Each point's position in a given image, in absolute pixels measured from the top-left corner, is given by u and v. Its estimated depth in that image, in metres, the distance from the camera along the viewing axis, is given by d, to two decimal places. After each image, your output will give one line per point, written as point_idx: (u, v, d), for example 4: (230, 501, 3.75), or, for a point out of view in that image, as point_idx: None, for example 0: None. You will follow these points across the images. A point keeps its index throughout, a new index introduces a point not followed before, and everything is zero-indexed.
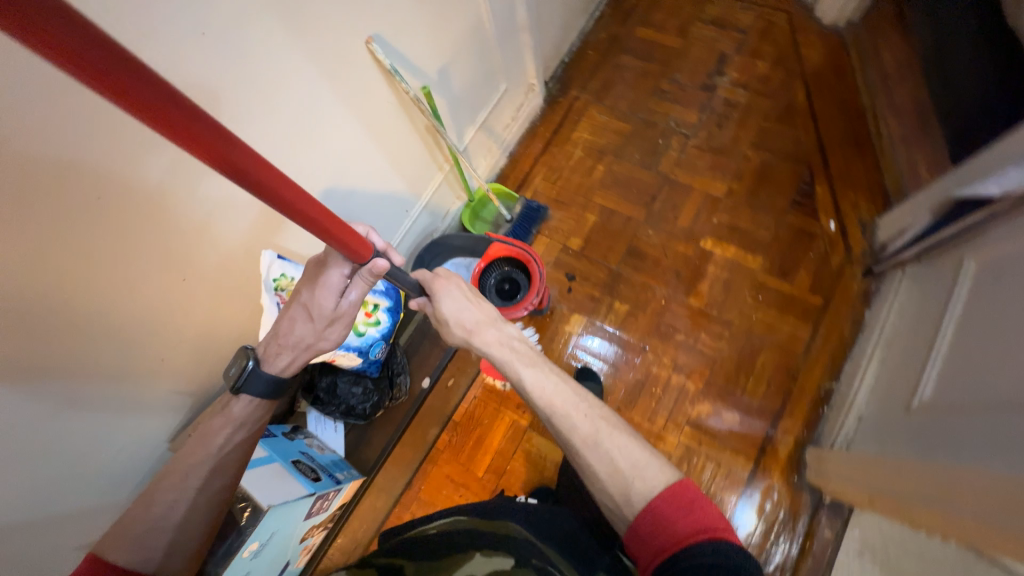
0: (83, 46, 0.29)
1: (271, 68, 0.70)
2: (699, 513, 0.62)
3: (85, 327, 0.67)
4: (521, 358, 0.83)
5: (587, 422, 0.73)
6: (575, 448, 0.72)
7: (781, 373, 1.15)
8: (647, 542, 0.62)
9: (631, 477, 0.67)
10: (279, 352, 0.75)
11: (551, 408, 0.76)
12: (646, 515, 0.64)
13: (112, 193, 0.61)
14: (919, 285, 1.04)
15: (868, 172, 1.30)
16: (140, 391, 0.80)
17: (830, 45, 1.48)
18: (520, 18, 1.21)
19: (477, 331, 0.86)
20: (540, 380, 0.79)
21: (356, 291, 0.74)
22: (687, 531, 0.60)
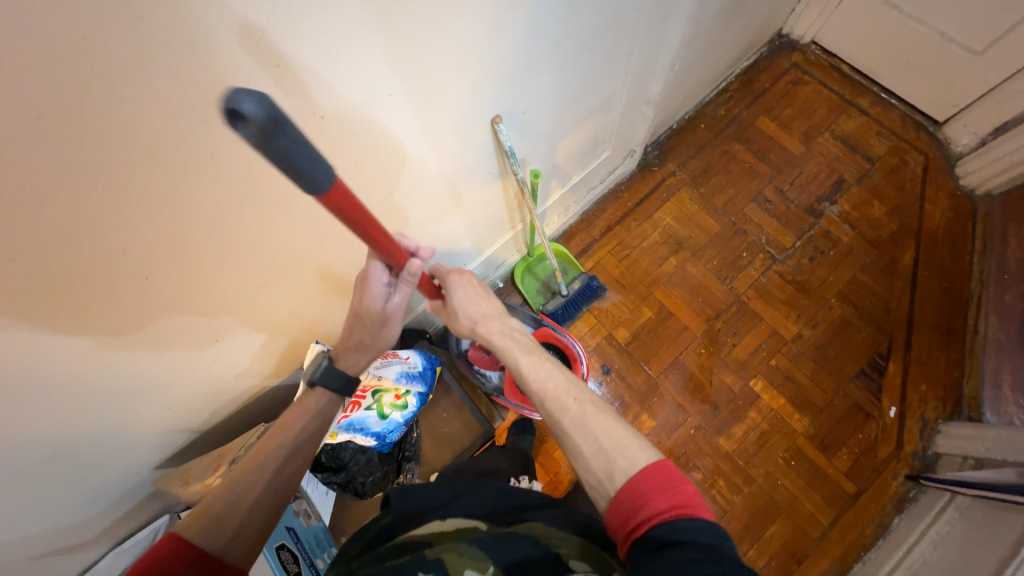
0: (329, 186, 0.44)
1: (380, 149, 0.62)
2: (677, 482, 0.52)
3: (95, 392, 0.57)
4: (519, 346, 0.73)
5: (574, 402, 0.63)
6: (563, 430, 0.62)
7: (789, 551, 1.11)
8: (623, 518, 0.52)
9: (615, 455, 0.56)
10: (348, 352, 0.74)
11: (546, 392, 0.66)
12: (620, 495, 0.53)
13: (173, 202, 0.47)
14: (967, 526, 0.97)
15: (949, 367, 1.20)
16: (148, 437, 0.72)
17: (958, 208, 1.33)
18: (651, 93, 1.07)
19: (484, 320, 0.76)
20: (537, 366, 0.69)
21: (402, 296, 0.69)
22: (662, 511, 0.50)
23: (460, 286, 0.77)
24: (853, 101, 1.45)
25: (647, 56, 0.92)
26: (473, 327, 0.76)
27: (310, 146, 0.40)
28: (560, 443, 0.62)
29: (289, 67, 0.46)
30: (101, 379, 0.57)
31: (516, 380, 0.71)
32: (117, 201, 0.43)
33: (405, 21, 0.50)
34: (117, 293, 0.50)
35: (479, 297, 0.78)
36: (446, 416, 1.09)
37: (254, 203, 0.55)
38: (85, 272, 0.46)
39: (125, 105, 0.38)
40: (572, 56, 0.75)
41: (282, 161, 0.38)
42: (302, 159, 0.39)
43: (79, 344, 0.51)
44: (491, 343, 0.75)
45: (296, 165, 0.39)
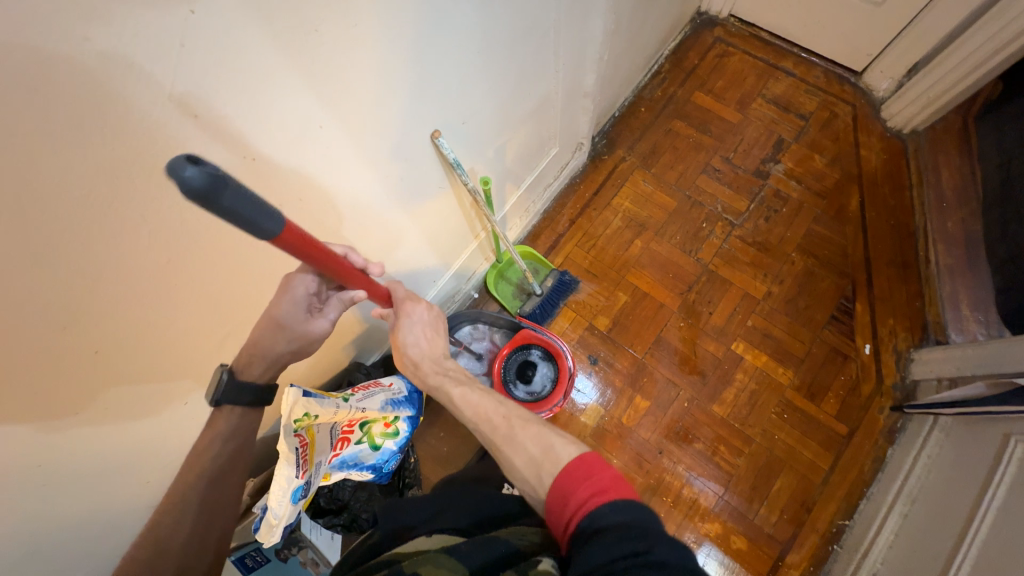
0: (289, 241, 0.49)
1: (321, 183, 0.62)
2: (597, 468, 0.52)
3: (60, 479, 0.54)
4: (452, 379, 0.72)
5: (503, 419, 0.64)
6: (495, 445, 0.63)
7: (797, 502, 1.13)
8: (557, 519, 0.52)
9: (542, 460, 0.56)
10: (253, 361, 0.66)
11: (478, 417, 0.66)
12: (548, 496, 0.53)
13: (114, 268, 0.46)
14: (955, 444, 1.01)
15: (911, 299, 1.26)
16: (126, 517, 0.67)
17: (891, 149, 1.41)
18: (586, 85, 1.10)
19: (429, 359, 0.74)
20: (469, 396, 0.69)
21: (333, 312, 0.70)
22: (582, 501, 0.50)
23: (410, 318, 0.75)
24: (778, 65, 1.53)
25: (576, 51, 0.95)
26: (415, 364, 0.74)
27: (235, 184, 0.40)
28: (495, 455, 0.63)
29: (208, 116, 0.45)
30: (68, 461, 0.54)
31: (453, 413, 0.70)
32: (49, 279, 0.42)
33: (322, 51, 0.51)
34: (69, 373, 0.48)
35: (429, 332, 0.76)
36: (443, 436, 1.07)
37: (198, 256, 0.54)
38: (32, 357, 0.44)
39: (36, 176, 0.37)
40: (501, 62, 0.77)
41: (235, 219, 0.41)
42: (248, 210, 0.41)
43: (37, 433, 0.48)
44: (424, 373, 0.73)
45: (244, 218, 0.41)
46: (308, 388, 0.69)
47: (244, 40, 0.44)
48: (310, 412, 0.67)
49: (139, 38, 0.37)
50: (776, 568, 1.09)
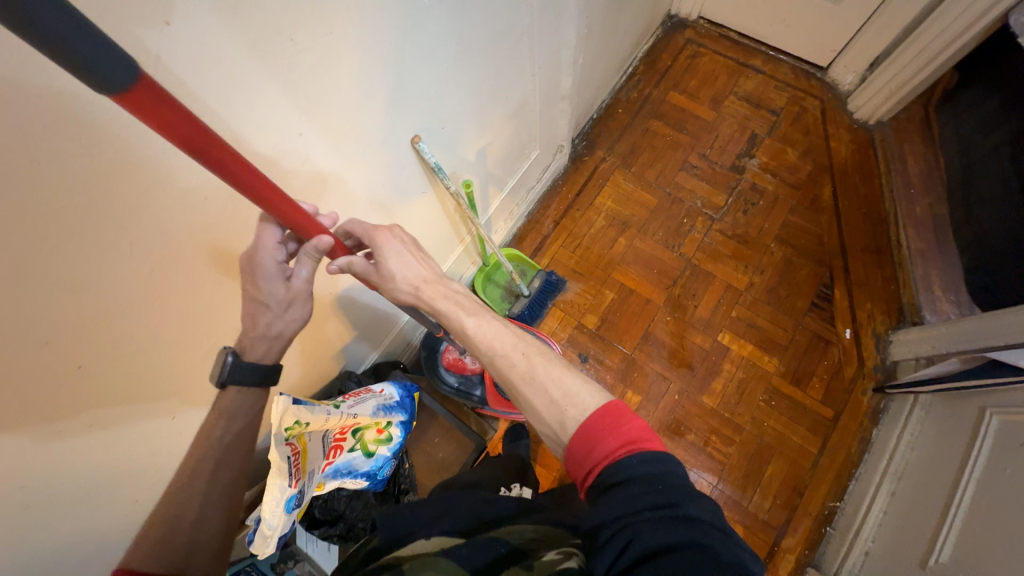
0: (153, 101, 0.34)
1: (303, 190, 0.63)
2: (627, 419, 0.52)
3: (45, 501, 0.53)
4: (464, 307, 0.70)
5: (521, 356, 0.63)
6: (513, 384, 0.62)
7: (790, 487, 1.15)
8: (581, 463, 0.53)
9: (565, 404, 0.56)
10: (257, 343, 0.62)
11: (493, 351, 0.65)
12: (574, 440, 0.54)
13: (96, 280, 0.46)
14: (935, 420, 1.05)
15: (886, 283, 1.31)
16: (115, 539, 0.65)
17: (859, 140, 1.47)
18: (563, 88, 1.13)
19: (427, 284, 0.71)
20: (483, 327, 0.67)
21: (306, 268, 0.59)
22: (611, 451, 0.50)
23: (392, 250, 0.69)
24: (748, 63, 1.58)
25: (551, 55, 0.97)
26: (416, 294, 0.71)
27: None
28: (511, 389, 0.62)
29: None
30: (53, 482, 0.52)
31: (466, 343, 0.69)
32: (30, 295, 0.41)
33: (299, 59, 0.51)
34: (51, 390, 0.47)
35: (417, 262, 0.71)
36: (437, 442, 1.07)
37: (181, 267, 0.54)
38: (15, 375, 0.43)
39: (15, 191, 0.37)
40: (477, 66, 0.79)
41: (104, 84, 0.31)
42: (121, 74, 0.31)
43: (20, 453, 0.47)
44: (431, 306, 0.70)
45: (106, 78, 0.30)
46: (296, 396, 0.69)
47: (221, 48, 0.44)
48: (300, 420, 0.67)
49: None
50: (773, 554, 1.11)
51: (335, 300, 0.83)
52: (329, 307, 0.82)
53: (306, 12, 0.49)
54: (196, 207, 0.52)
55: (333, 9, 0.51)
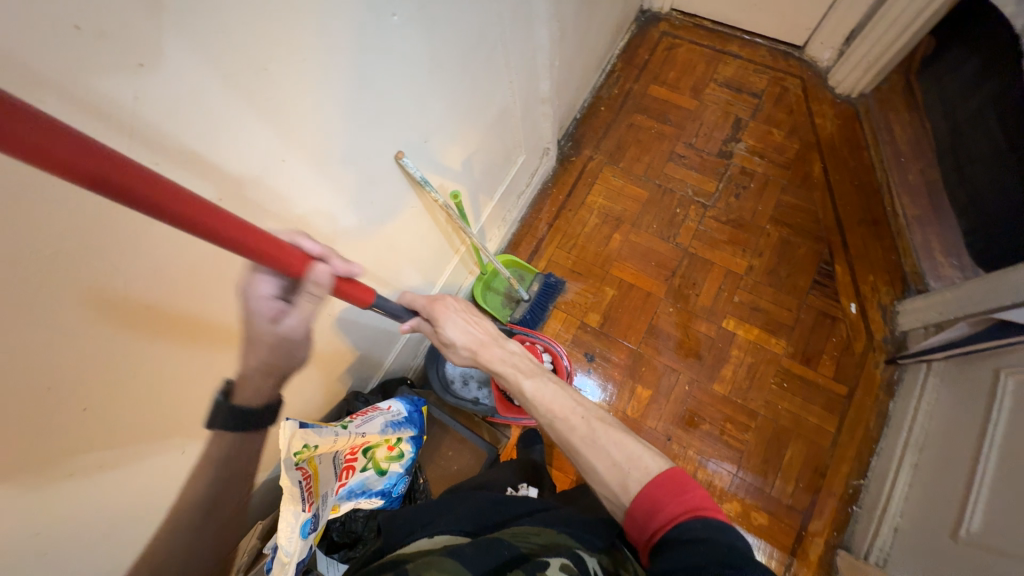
0: None
1: (291, 215, 0.63)
2: (690, 486, 0.56)
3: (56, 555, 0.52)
4: (522, 370, 0.75)
5: (580, 420, 0.66)
6: (574, 447, 0.65)
7: (811, 468, 1.14)
8: (643, 524, 0.56)
9: (627, 467, 0.60)
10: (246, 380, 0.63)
11: (553, 414, 0.69)
12: (636, 502, 0.57)
13: (94, 319, 0.44)
14: (949, 388, 1.04)
15: (886, 253, 1.30)
16: None
17: (844, 114, 1.47)
18: (543, 91, 1.14)
19: (483, 348, 0.77)
20: (540, 389, 0.72)
21: (294, 316, 0.64)
22: (676, 514, 0.53)
23: (450, 320, 0.78)
24: (725, 50, 1.59)
25: (525, 60, 0.99)
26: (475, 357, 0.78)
27: None
28: (572, 454, 0.66)
29: (170, 161, 0.46)
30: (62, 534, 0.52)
31: (524, 404, 0.73)
32: (43, 346, 0.41)
33: (273, 87, 0.52)
34: (78, 437, 0.47)
35: (470, 325, 0.79)
36: (451, 456, 1.06)
37: (181, 302, 0.52)
38: (41, 425, 0.43)
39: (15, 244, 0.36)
40: (453, 78, 0.80)
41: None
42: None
43: (36, 508, 0.47)
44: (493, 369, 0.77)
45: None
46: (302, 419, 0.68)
47: (193, 83, 0.44)
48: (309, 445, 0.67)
49: (86, 95, 0.37)
50: (801, 539, 1.09)
51: (335, 322, 0.83)
52: (329, 330, 0.83)
53: (277, 41, 0.50)
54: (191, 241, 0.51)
55: (304, 36, 0.52)
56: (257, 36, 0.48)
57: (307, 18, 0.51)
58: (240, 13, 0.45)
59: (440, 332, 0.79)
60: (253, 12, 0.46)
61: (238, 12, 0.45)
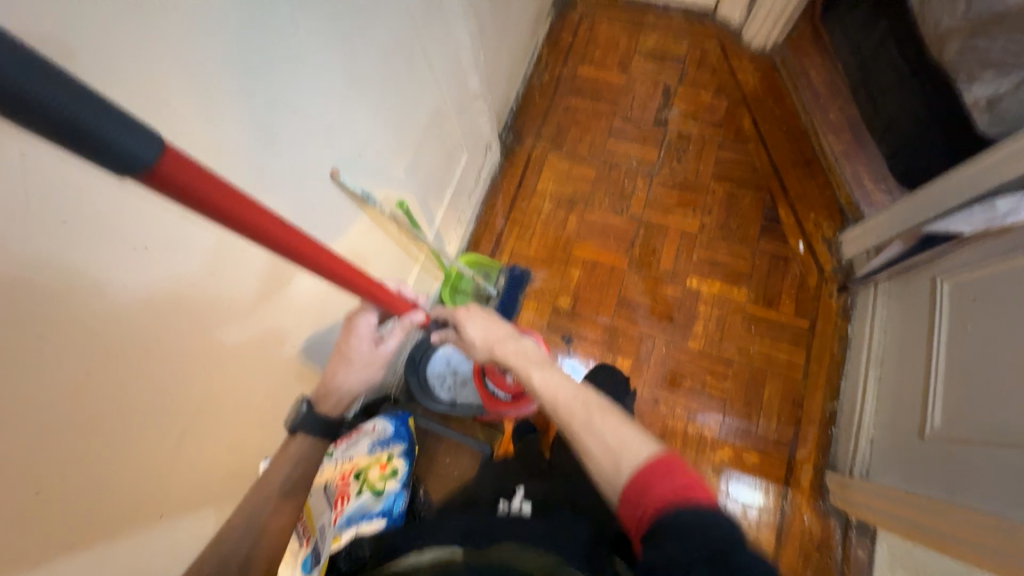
0: (148, 156, 0.33)
1: (233, 253, 0.61)
2: (678, 468, 0.55)
3: None
4: (532, 362, 0.77)
5: (581, 407, 0.67)
6: (573, 431, 0.66)
7: (789, 403, 1.20)
8: (632, 507, 0.55)
9: (621, 451, 0.60)
10: (327, 397, 0.76)
11: (556, 402, 0.69)
12: (626, 488, 0.56)
13: (27, 394, 0.41)
14: (896, 303, 1.12)
15: (822, 190, 1.38)
16: None
17: (762, 67, 1.54)
18: (473, 88, 1.14)
19: (499, 343, 0.80)
20: (549, 379, 0.73)
21: (395, 338, 0.78)
22: (664, 499, 0.53)
23: (471, 320, 0.83)
24: (643, 22, 1.63)
25: (449, 59, 0.99)
26: (491, 353, 0.81)
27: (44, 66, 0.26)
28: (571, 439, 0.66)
29: (80, 215, 0.42)
30: None
31: (532, 394, 0.74)
32: None
33: (184, 122, 0.49)
34: (34, 524, 0.44)
35: (491, 327, 0.83)
36: (448, 462, 1.05)
37: (126, 362, 0.50)
38: None
39: None
40: (377, 87, 0.79)
41: (65, 131, 0.28)
42: (86, 116, 0.28)
43: None
44: (505, 363, 0.79)
45: (61, 119, 0.27)
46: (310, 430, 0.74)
47: None
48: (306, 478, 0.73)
49: None
50: (792, 470, 1.15)
51: (301, 352, 0.81)
52: (297, 361, 0.81)
53: (179, 76, 0.47)
54: (124, 295, 0.48)
55: (207, 66, 0.50)
56: (153, 71, 0.45)
57: (205, 47, 0.49)
58: (129, 52, 0.42)
59: (462, 332, 0.84)
60: (143, 48, 0.43)
61: (127, 50, 0.42)
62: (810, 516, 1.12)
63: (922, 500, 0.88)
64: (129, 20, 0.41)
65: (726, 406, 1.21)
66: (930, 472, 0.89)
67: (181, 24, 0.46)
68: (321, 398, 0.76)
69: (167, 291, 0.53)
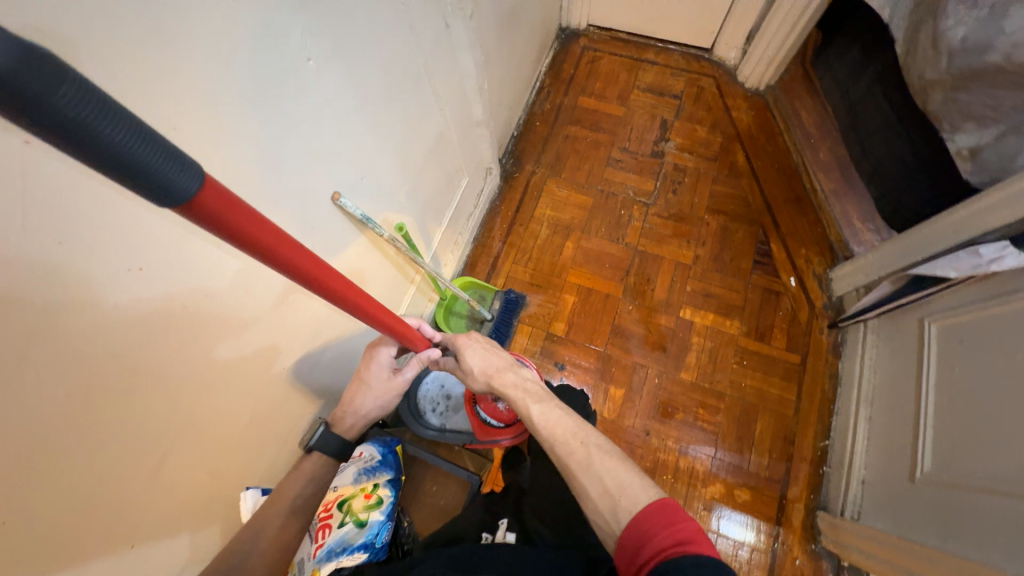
0: (184, 187, 0.31)
1: (226, 273, 0.60)
2: (680, 518, 0.55)
3: None
4: (531, 394, 0.76)
5: (580, 445, 0.67)
6: (570, 471, 0.65)
7: (780, 439, 1.19)
8: (632, 554, 0.55)
9: (618, 495, 0.60)
10: (345, 417, 0.80)
11: (554, 439, 0.69)
12: (625, 532, 0.57)
13: (2, 422, 0.39)
14: (885, 342, 1.14)
15: (813, 227, 1.41)
16: None
17: (756, 106, 1.60)
18: (476, 115, 1.16)
19: (499, 374, 0.78)
20: (548, 413, 0.72)
21: (413, 369, 0.81)
22: (664, 547, 0.53)
23: (469, 347, 0.80)
24: (642, 58, 1.69)
25: (453, 87, 1.01)
26: (489, 382, 0.78)
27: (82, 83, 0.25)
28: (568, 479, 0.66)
29: (75, 237, 0.42)
30: None
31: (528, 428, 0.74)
32: None
33: (188, 146, 0.49)
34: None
35: (490, 354, 0.80)
36: (435, 490, 1.03)
37: (108, 386, 0.48)
38: None
39: None
40: (381, 112, 0.80)
41: (109, 157, 0.27)
42: (134, 144, 0.27)
43: None
44: (505, 394, 0.77)
45: (102, 144, 0.26)
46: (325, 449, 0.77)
47: None
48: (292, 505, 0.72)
49: None
50: (783, 508, 1.13)
51: (291, 374, 0.80)
52: (285, 383, 0.79)
53: (188, 99, 0.48)
54: (112, 316, 0.47)
55: (215, 89, 0.50)
56: (160, 95, 0.45)
57: (212, 70, 0.49)
58: (140, 75, 0.42)
59: (461, 361, 0.81)
60: (152, 73, 0.43)
61: (137, 74, 0.42)
62: (801, 557, 1.10)
63: (915, 545, 0.88)
64: (140, 46, 0.41)
65: (718, 439, 1.20)
66: (922, 516, 0.88)
67: (191, 48, 0.46)
68: (337, 417, 0.80)
69: (158, 312, 0.52)
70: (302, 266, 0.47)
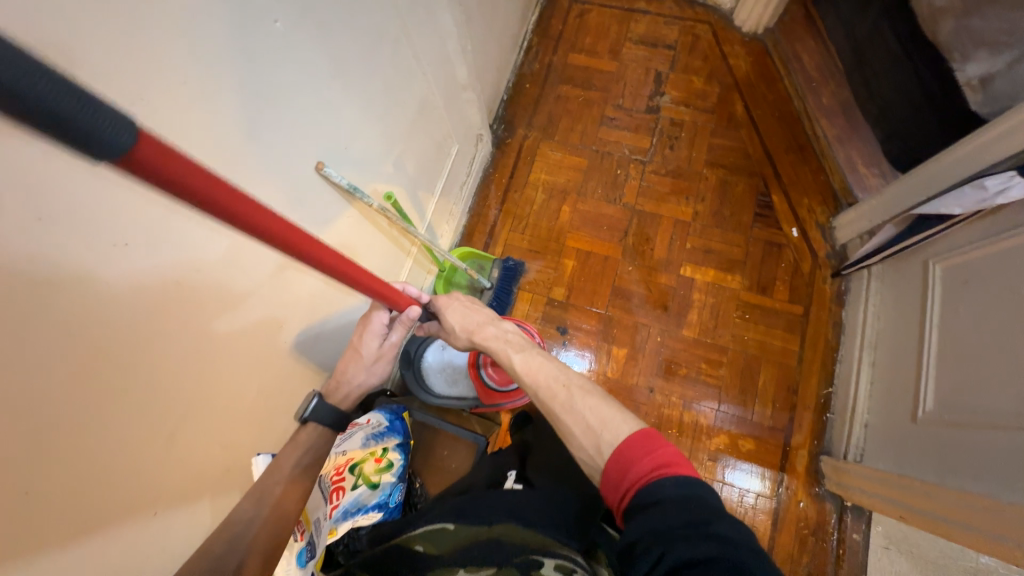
0: (124, 141, 0.30)
1: (217, 250, 0.60)
2: (659, 444, 0.56)
3: None
4: (512, 345, 0.77)
5: (562, 388, 0.68)
6: (554, 413, 0.67)
7: (784, 389, 1.20)
8: (615, 486, 0.56)
9: (600, 430, 0.61)
10: (339, 388, 0.82)
11: (537, 384, 0.70)
12: (608, 464, 0.57)
13: (12, 397, 0.41)
14: (890, 288, 1.12)
15: (815, 175, 1.38)
16: None
17: (754, 52, 1.53)
18: (461, 79, 1.13)
19: (479, 329, 0.80)
20: (530, 362, 0.74)
21: (397, 334, 0.81)
22: (645, 472, 0.54)
23: (450, 307, 0.83)
24: (633, 8, 1.61)
25: (435, 48, 0.97)
26: (471, 338, 0.81)
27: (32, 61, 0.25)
28: (552, 421, 0.67)
29: (57, 216, 0.41)
30: None
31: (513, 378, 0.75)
32: None
33: (160, 120, 0.48)
34: (25, 530, 0.44)
35: (471, 312, 0.83)
36: (446, 455, 1.06)
37: (113, 363, 0.49)
38: None
39: None
40: (361, 78, 0.78)
41: (36, 115, 0.25)
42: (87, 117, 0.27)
43: None
44: (487, 348, 0.79)
45: (42, 110, 0.25)
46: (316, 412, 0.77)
47: None
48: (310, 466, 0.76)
49: None
50: (787, 455, 1.15)
51: (292, 348, 0.81)
52: (288, 357, 0.80)
53: (155, 68, 0.46)
54: (105, 294, 0.47)
55: (182, 58, 0.49)
56: (126, 67, 0.44)
57: (170, 34, 0.47)
58: (105, 44, 0.41)
59: (443, 321, 0.84)
60: (116, 44, 0.42)
61: (95, 46, 0.40)
62: (805, 499, 1.13)
63: (915, 483, 0.89)
64: (99, 13, 0.40)
65: (721, 393, 1.21)
66: (925, 454, 0.90)
67: (150, 15, 0.44)
68: (330, 389, 0.82)
69: (153, 288, 0.52)
70: (264, 228, 0.47)
